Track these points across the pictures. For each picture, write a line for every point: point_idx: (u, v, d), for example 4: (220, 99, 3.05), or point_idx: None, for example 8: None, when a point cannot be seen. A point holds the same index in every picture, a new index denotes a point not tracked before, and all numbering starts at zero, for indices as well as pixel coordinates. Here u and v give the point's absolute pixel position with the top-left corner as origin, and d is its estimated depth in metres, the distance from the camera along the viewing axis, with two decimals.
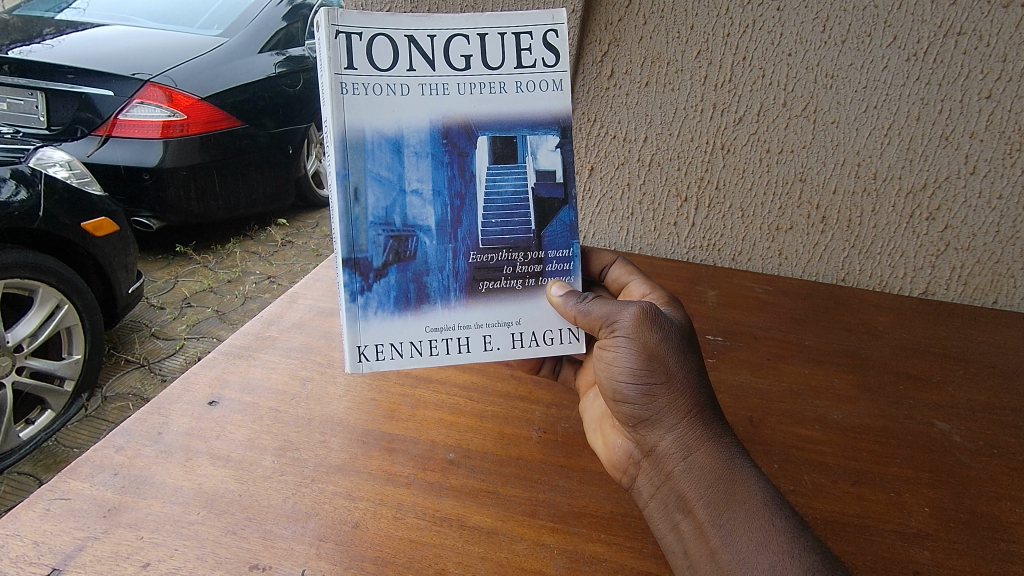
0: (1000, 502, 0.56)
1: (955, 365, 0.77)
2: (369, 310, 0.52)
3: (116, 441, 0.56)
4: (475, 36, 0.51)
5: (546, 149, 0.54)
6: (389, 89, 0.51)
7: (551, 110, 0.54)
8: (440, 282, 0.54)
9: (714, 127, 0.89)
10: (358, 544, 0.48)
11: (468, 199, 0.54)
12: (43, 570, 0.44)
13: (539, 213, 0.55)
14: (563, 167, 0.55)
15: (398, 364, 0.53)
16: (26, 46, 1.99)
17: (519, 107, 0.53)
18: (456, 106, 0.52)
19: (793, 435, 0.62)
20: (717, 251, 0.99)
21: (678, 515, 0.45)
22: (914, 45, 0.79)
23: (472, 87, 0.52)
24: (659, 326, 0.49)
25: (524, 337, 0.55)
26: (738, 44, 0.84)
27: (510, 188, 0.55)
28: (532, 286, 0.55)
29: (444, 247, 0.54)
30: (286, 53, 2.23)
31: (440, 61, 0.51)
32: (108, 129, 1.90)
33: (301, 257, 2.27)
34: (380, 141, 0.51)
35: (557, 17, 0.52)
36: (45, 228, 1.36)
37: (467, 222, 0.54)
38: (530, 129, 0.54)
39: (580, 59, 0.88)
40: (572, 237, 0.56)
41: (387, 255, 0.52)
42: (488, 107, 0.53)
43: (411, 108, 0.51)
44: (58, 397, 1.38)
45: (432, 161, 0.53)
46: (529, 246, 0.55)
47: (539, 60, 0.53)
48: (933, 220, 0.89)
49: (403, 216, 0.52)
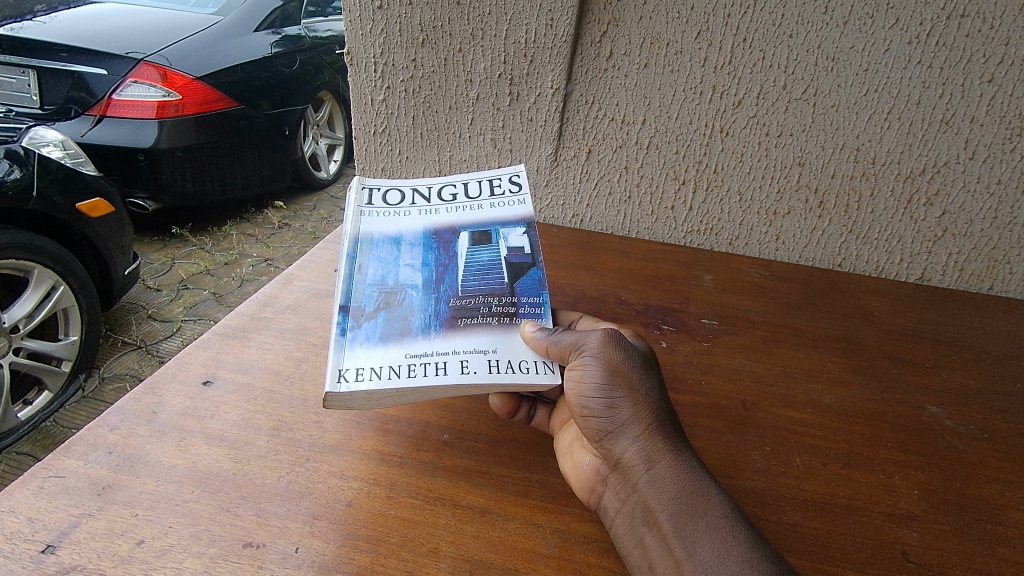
0: (990, 486, 0.56)
1: (949, 351, 0.78)
2: (355, 342, 0.53)
3: (110, 420, 0.56)
4: (460, 185, 0.73)
5: (516, 234, 0.66)
6: (396, 213, 0.69)
7: (518, 212, 0.68)
8: (423, 321, 0.56)
9: (713, 110, 0.88)
10: (352, 522, 0.48)
11: (451, 266, 0.63)
12: (38, 546, 0.44)
13: (511, 273, 0.62)
14: (531, 245, 0.65)
15: (375, 386, 0.48)
16: (18, 24, 1.97)
17: (493, 214, 0.69)
18: (445, 218, 0.69)
19: (785, 418, 0.62)
20: (714, 235, 0.99)
21: (644, 529, 0.44)
22: (917, 27, 0.77)
23: (457, 209, 0.70)
24: (624, 347, 0.49)
25: (501, 364, 0.52)
26: (738, 26, 0.82)
27: (486, 260, 0.64)
28: (507, 323, 0.57)
29: (429, 296, 0.59)
30: (281, 33, 2.29)
31: (434, 199, 0.72)
32: (102, 109, 1.85)
33: (298, 240, 2.30)
34: (384, 237, 0.65)
35: (518, 167, 0.74)
36: (40, 208, 1.33)
37: (449, 280, 0.61)
38: (502, 224, 0.67)
39: (579, 40, 0.86)
40: (541, 289, 0.61)
41: (378, 304, 0.58)
42: (469, 216, 0.69)
43: (411, 222, 0.68)
44: (55, 378, 1.39)
45: (423, 247, 0.65)
46: (503, 292, 0.60)
47: (507, 188, 0.72)
48: (930, 206, 0.89)
49: (395, 281, 0.61)
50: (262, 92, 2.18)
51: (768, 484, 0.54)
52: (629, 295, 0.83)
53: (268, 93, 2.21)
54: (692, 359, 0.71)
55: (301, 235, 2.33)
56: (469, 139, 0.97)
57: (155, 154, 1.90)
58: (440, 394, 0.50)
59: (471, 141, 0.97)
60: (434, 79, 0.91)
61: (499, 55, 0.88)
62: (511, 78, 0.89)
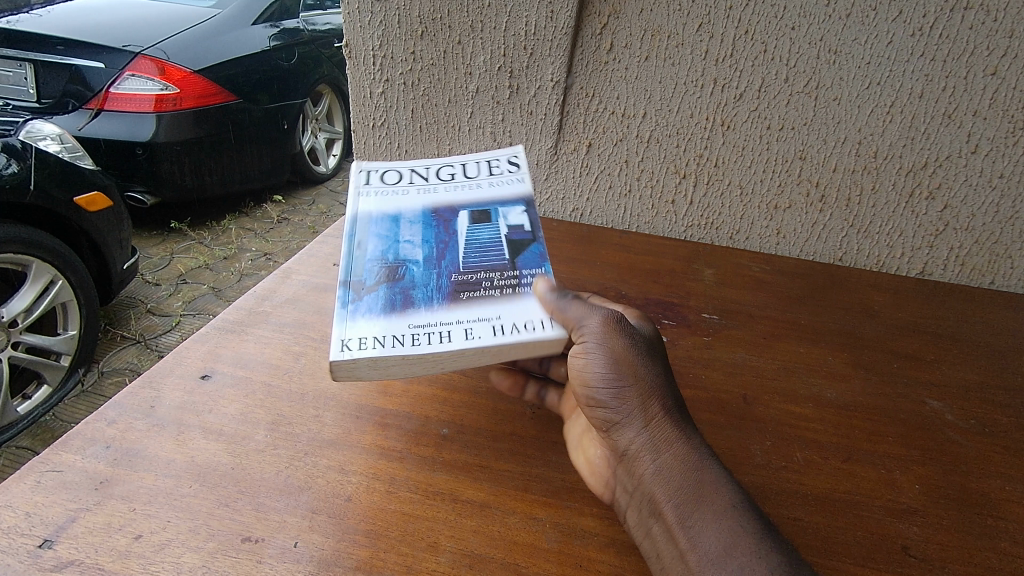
0: (990, 480, 0.56)
1: (949, 345, 0.77)
2: (358, 314, 0.53)
3: (107, 414, 0.56)
4: (458, 167, 0.72)
5: (516, 212, 0.64)
6: (395, 191, 0.68)
7: (518, 191, 0.67)
8: (425, 292, 0.56)
9: (714, 103, 0.87)
10: (351, 517, 0.48)
11: (452, 242, 0.62)
12: (35, 541, 0.44)
13: (512, 248, 0.61)
14: (531, 222, 0.63)
15: (378, 354, 0.49)
16: (15, 17, 1.95)
17: (493, 192, 0.68)
18: (444, 197, 0.68)
19: (785, 413, 0.62)
20: (715, 230, 0.99)
21: (651, 519, 0.44)
22: (920, 19, 0.77)
23: (457, 187, 0.69)
24: (626, 334, 0.48)
25: (504, 329, 0.51)
26: (740, 18, 0.81)
27: (486, 237, 0.62)
28: (510, 294, 0.56)
29: (431, 270, 0.58)
30: (279, 26, 2.28)
31: (432, 179, 0.71)
32: (99, 103, 1.83)
33: (297, 234, 2.29)
34: (383, 216, 0.64)
35: (517, 149, 0.74)
36: (37, 202, 1.33)
37: (451, 256, 0.60)
38: (502, 203, 0.66)
39: (579, 33, 0.86)
40: (542, 262, 0.59)
41: (380, 279, 0.57)
42: (469, 194, 0.68)
43: (410, 200, 0.67)
44: (54, 372, 1.39)
45: (423, 225, 0.64)
46: (505, 267, 0.59)
47: (507, 170, 0.71)
48: (932, 200, 0.88)
49: (395, 257, 0.60)
50: (260, 86, 2.18)
51: (769, 479, 0.54)
52: (629, 290, 0.83)
53: (267, 87, 2.21)
54: (693, 353, 0.71)
55: (300, 229, 2.32)
56: (469, 133, 0.96)
57: (154, 148, 1.89)
58: (448, 365, 0.51)
59: (471, 134, 0.96)
60: (433, 71, 0.91)
61: (499, 48, 0.87)
62: (511, 71, 0.89)
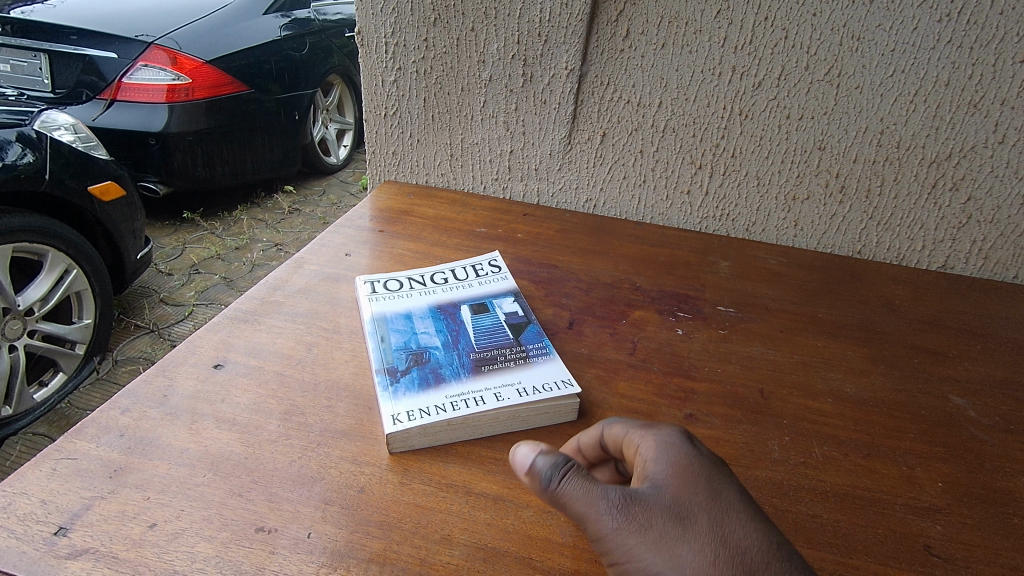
0: (1015, 478, 0.55)
1: (971, 340, 0.76)
2: (398, 394, 0.57)
3: (122, 403, 0.56)
4: None
5: (509, 303, 0.72)
6: (400, 294, 0.73)
7: (507, 287, 0.76)
8: (453, 368, 0.61)
9: (732, 92, 0.86)
10: (364, 508, 0.48)
11: (461, 326, 0.68)
12: (51, 528, 0.44)
13: (513, 328, 0.68)
14: (523, 309, 0.72)
15: (428, 424, 0.53)
16: (30, 6, 1.96)
17: (484, 290, 0.75)
18: (443, 295, 0.74)
19: (804, 408, 0.61)
20: (730, 221, 0.97)
21: None
22: (948, 5, 0.75)
23: (452, 287, 0.75)
24: (650, 525, 0.36)
25: (528, 390, 0.57)
26: (760, 4, 0.79)
27: (488, 321, 0.69)
28: (524, 359, 0.62)
29: (450, 353, 0.63)
30: (291, 16, 2.29)
31: (428, 282, 0.76)
32: (113, 93, 1.84)
33: (308, 225, 2.30)
34: (396, 315, 0.69)
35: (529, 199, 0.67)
36: (53, 191, 1.34)
37: (465, 337, 0.66)
38: (496, 298, 0.73)
39: (594, 19, 0.84)
40: (543, 336, 0.67)
41: (409, 362, 0.61)
42: (464, 292, 0.74)
43: (415, 300, 0.72)
44: (69, 360, 1.40)
45: (433, 319, 0.69)
46: (513, 341, 0.65)
47: None
48: (955, 191, 0.86)
49: (418, 345, 0.64)
50: (271, 76, 2.18)
51: (789, 475, 0.53)
52: (643, 282, 0.81)
53: (278, 77, 2.21)
54: (709, 346, 0.70)
55: (311, 220, 2.32)
56: (481, 122, 0.95)
57: (166, 139, 1.90)
58: (487, 431, 0.55)
59: (483, 123, 0.95)
60: (447, 60, 0.90)
61: (513, 35, 0.86)
62: (525, 59, 0.88)
